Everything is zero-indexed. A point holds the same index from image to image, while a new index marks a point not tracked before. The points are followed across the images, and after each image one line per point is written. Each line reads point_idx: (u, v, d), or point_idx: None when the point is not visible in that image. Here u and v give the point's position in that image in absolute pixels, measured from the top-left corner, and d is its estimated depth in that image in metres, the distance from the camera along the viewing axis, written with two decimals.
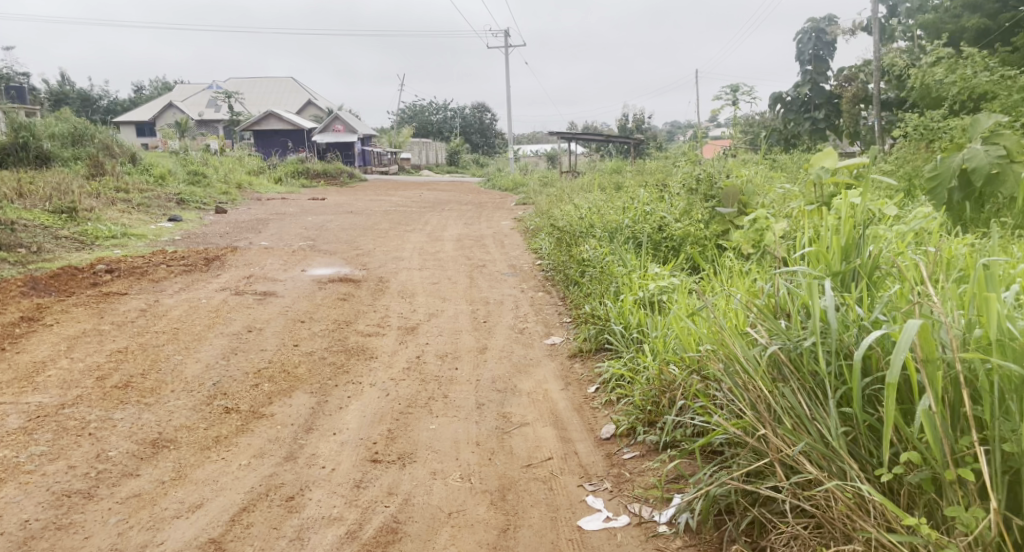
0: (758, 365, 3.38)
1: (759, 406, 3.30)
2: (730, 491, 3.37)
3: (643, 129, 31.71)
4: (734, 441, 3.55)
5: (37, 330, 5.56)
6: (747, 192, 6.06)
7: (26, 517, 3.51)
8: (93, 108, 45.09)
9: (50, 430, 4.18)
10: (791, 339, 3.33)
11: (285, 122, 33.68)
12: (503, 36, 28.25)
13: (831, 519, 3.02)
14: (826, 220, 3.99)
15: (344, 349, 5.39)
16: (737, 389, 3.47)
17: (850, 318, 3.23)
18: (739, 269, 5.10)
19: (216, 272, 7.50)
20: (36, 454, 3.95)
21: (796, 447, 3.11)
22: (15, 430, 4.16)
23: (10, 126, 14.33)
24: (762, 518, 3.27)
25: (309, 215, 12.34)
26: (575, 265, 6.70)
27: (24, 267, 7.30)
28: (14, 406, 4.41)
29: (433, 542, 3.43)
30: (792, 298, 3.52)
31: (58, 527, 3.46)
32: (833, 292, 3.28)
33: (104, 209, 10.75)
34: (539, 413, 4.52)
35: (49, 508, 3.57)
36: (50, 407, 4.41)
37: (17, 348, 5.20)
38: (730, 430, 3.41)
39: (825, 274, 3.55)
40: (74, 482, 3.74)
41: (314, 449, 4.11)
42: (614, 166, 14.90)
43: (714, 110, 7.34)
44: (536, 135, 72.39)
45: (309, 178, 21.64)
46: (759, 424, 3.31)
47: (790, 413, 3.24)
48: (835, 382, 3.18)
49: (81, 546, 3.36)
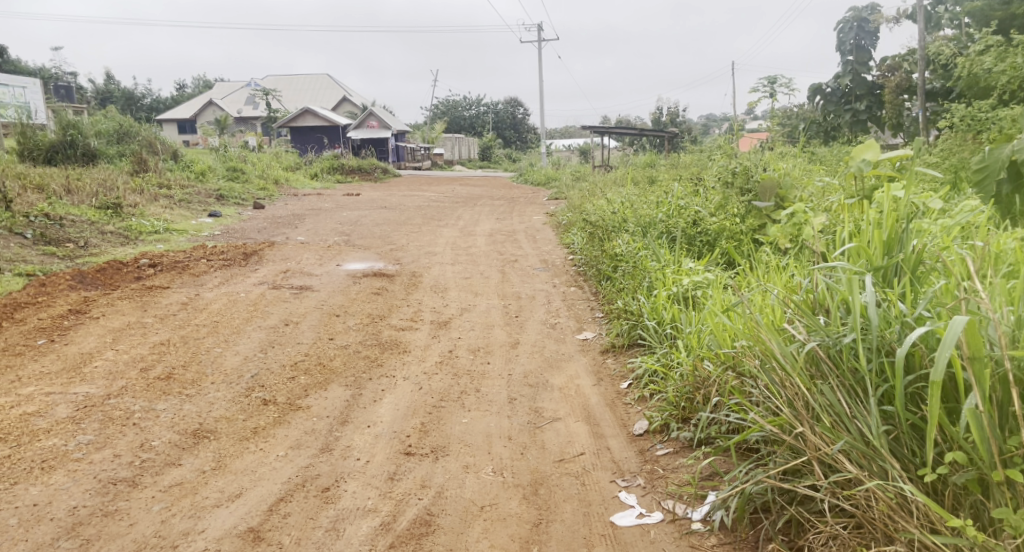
0: (796, 361, 3.34)
1: (796, 403, 3.26)
2: (767, 489, 3.33)
3: (678, 123, 31.31)
4: (770, 439, 3.49)
5: (84, 322, 5.67)
6: (785, 184, 5.87)
7: (74, 504, 3.58)
8: (138, 105, 45.92)
9: (97, 419, 4.26)
10: (831, 335, 3.30)
11: (322, 118, 34.07)
12: (537, 30, 28.17)
13: (872, 520, 2.97)
14: (868, 215, 3.93)
15: (377, 343, 5.42)
16: (774, 386, 3.42)
17: (893, 315, 3.17)
18: (776, 265, 5.00)
19: (255, 266, 7.59)
20: (83, 443, 4.03)
21: (835, 446, 3.06)
22: (64, 419, 4.25)
23: (59, 124, 14.62)
24: (800, 517, 3.22)
25: (345, 211, 12.43)
26: (608, 260, 6.65)
27: (72, 262, 7.46)
28: (62, 396, 4.50)
29: (466, 536, 3.44)
30: (831, 293, 3.48)
31: (105, 514, 3.52)
32: (875, 287, 3.24)
33: (148, 205, 10.94)
34: (572, 409, 4.50)
35: (96, 495, 3.64)
36: (97, 398, 4.49)
37: (65, 340, 5.31)
38: (766, 427, 3.35)
39: (867, 270, 3.48)
40: (119, 471, 3.81)
41: (349, 441, 4.14)
42: (650, 159, 14.74)
43: (751, 103, 7.23)
44: (569, 132, 72.12)
45: (345, 173, 21.73)
46: (797, 422, 3.26)
47: (829, 411, 3.19)
48: (876, 380, 3.13)
49: (125, 533, 3.42)
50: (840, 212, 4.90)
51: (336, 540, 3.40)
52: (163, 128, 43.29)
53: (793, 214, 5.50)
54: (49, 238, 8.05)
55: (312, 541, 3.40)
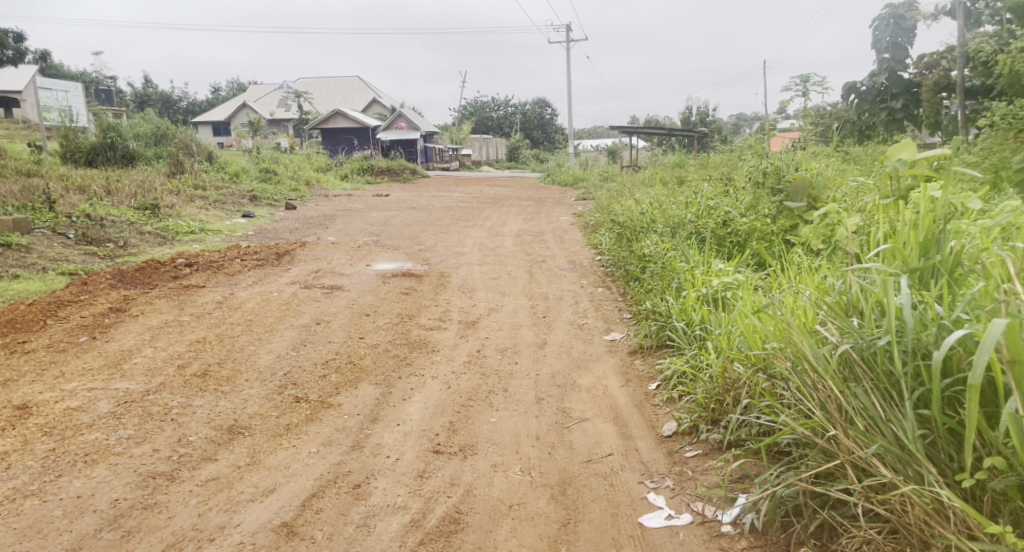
0: (828, 364, 3.33)
1: (829, 406, 3.25)
2: (799, 493, 3.32)
3: (707, 122, 31.09)
4: (802, 442, 3.48)
5: (124, 320, 5.78)
6: (817, 185, 5.93)
7: (116, 496, 3.65)
8: (173, 108, 46.61)
9: (137, 414, 4.34)
10: (864, 337, 3.28)
11: (352, 120, 34.37)
12: (566, 31, 28.14)
13: (908, 525, 2.96)
14: (903, 215, 3.90)
15: (407, 342, 5.46)
16: (807, 389, 3.41)
17: (929, 317, 3.15)
18: (808, 265, 4.97)
19: (287, 266, 7.68)
20: (124, 437, 4.11)
21: (870, 450, 3.05)
22: (106, 414, 4.34)
23: (100, 127, 14.86)
24: (833, 521, 3.20)
25: (374, 211, 12.54)
26: (636, 261, 6.62)
27: (111, 261, 7.61)
28: (103, 391, 4.60)
29: (495, 534, 3.46)
30: (866, 295, 3.46)
31: (145, 506, 3.59)
32: (910, 290, 3.21)
33: (184, 206, 11.12)
34: (599, 410, 4.51)
35: (136, 488, 3.71)
36: (136, 393, 4.58)
37: (105, 337, 5.42)
38: (798, 430, 3.34)
39: (902, 272, 3.45)
40: (159, 464, 3.88)
41: (379, 439, 4.18)
42: (679, 158, 14.68)
43: (784, 101, 7.20)
44: (596, 131, 72.03)
45: (373, 174, 21.91)
46: (829, 425, 3.25)
47: (863, 414, 3.18)
48: (911, 383, 3.10)
49: (165, 525, 3.48)
50: (875, 213, 4.88)
51: (368, 536, 3.44)
52: (197, 130, 43.90)
53: (826, 215, 5.48)
54: (90, 238, 8.22)
55: (343, 536, 3.44)
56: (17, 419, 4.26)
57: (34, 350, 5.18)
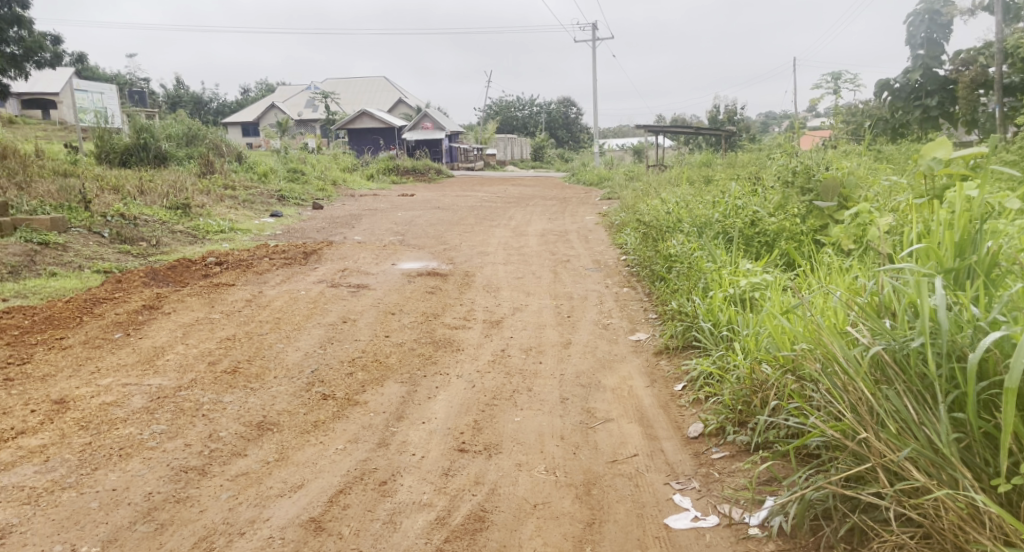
0: (859, 366, 3.29)
1: (861, 408, 3.22)
2: (829, 496, 3.28)
3: (735, 120, 30.84)
4: (831, 444, 3.44)
5: (157, 317, 5.85)
6: (848, 184, 5.85)
7: (149, 489, 3.70)
8: (203, 109, 47.16)
9: (169, 409, 4.39)
10: (896, 339, 3.25)
11: (378, 120, 34.57)
12: (592, 30, 28.08)
13: (942, 530, 2.92)
14: (938, 215, 3.85)
15: (432, 341, 5.48)
16: (836, 391, 3.38)
17: (964, 319, 3.11)
18: (839, 266, 4.91)
19: (314, 265, 7.74)
20: (156, 432, 4.16)
21: (902, 453, 3.02)
22: (139, 409, 4.39)
23: (133, 128, 15.08)
24: (864, 526, 3.17)
25: (400, 211, 12.61)
26: (662, 260, 6.58)
27: (144, 260, 7.71)
28: (137, 387, 4.66)
29: (520, 533, 3.47)
30: (898, 296, 3.42)
31: (176, 500, 3.64)
32: (945, 291, 3.17)
33: (215, 206, 11.24)
34: (624, 410, 4.50)
35: (168, 482, 3.76)
36: (168, 389, 4.64)
37: (139, 334, 5.49)
38: (828, 432, 3.31)
39: (937, 272, 3.40)
40: (190, 459, 3.93)
41: (404, 436, 4.20)
42: (706, 157, 14.57)
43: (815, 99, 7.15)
44: (621, 130, 71.84)
45: (399, 174, 22.03)
46: (860, 428, 3.22)
47: (895, 417, 3.14)
48: (945, 386, 3.07)
49: (196, 519, 3.52)
50: (909, 213, 4.81)
51: (393, 533, 3.46)
52: (227, 131, 44.36)
53: (858, 214, 5.42)
54: (124, 237, 8.33)
55: (369, 533, 3.46)
56: (55, 413, 4.33)
57: (70, 346, 5.26)
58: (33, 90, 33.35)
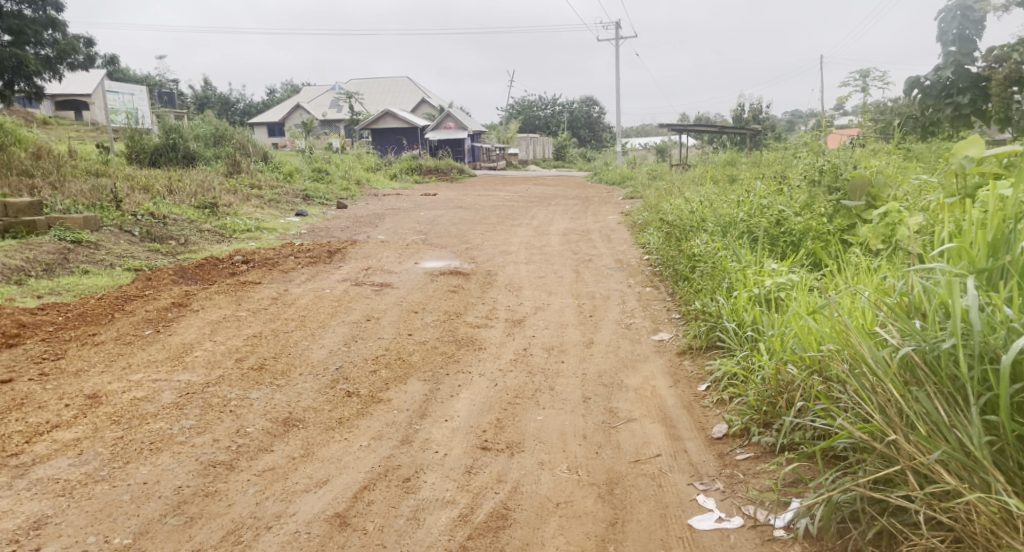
0: (888, 367, 3.28)
1: (890, 410, 3.20)
2: (856, 498, 3.26)
3: (760, 119, 30.62)
4: (859, 446, 3.42)
5: (186, 315, 5.93)
6: (876, 182, 5.81)
7: (179, 483, 3.75)
8: (230, 109, 47.64)
9: (198, 405, 4.45)
10: (927, 340, 3.23)
11: (402, 120, 34.75)
12: (616, 29, 28.02)
13: (972, 534, 2.91)
14: (970, 214, 3.82)
15: (454, 340, 5.51)
16: (864, 392, 3.36)
17: (997, 320, 3.10)
18: (866, 266, 4.87)
19: (339, 263, 7.80)
20: (186, 427, 4.22)
21: (932, 456, 3.01)
22: (169, 404, 4.46)
23: (162, 129, 15.28)
24: (892, 529, 3.15)
25: (423, 210, 12.66)
26: (686, 260, 6.56)
27: (173, 258, 7.82)
28: (166, 383, 4.73)
29: (542, 531, 3.48)
30: (929, 297, 3.40)
31: (206, 494, 3.69)
32: (978, 291, 3.16)
33: (241, 205, 11.37)
34: (647, 410, 4.50)
35: (198, 476, 3.81)
36: (197, 385, 4.70)
37: (168, 331, 5.57)
38: (856, 435, 3.29)
39: (969, 272, 3.38)
40: (218, 454, 3.98)
41: (427, 434, 4.23)
42: (730, 156, 14.50)
43: (842, 97, 7.13)
44: (644, 129, 71.63)
45: (421, 174, 22.14)
46: (889, 430, 3.20)
47: (925, 419, 3.13)
48: (977, 388, 3.06)
49: (225, 513, 3.57)
50: (939, 212, 4.77)
51: (417, 529, 3.49)
52: (253, 131, 44.78)
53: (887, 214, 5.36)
54: (153, 236, 8.45)
55: (393, 529, 3.49)
56: (88, 407, 4.41)
57: (102, 342, 5.35)
58: (66, 91, 33.87)
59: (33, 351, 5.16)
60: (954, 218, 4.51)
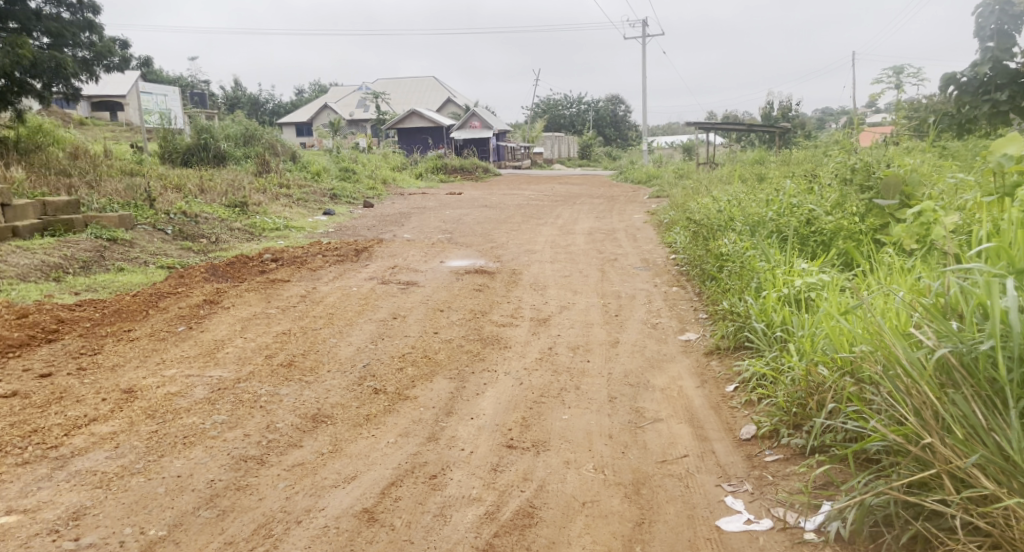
0: (924, 369, 3.26)
1: (925, 413, 3.17)
2: (890, 502, 3.22)
3: (790, 117, 30.32)
4: (892, 449, 3.38)
5: (217, 312, 6.00)
6: (910, 181, 5.65)
7: (212, 477, 3.80)
8: (260, 109, 48.08)
9: (229, 400, 4.50)
10: (964, 342, 3.20)
11: (429, 119, 34.88)
12: (644, 27, 27.89)
13: (1011, 539, 2.88)
14: (1008, 214, 3.79)
15: (480, 338, 5.52)
16: (898, 394, 3.33)
17: None
18: (900, 266, 4.79)
19: (366, 262, 7.85)
20: (218, 422, 4.26)
21: (970, 459, 2.99)
22: (201, 400, 4.51)
23: (194, 129, 15.45)
24: (927, 534, 3.10)
25: (448, 209, 12.69)
26: (713, 259, 6.51)
27: (205, 256, 7.91)
28: (199, 378, 4.79)
29: (569, 530, 3.48)
30: (966, 298, 3.38)
31: (238, 487, 3.73)
32: (1018, 293, 3.15)
33: (271, 204, 11.47)
34: (673, 410, 4.48)
35: (229, 470, 3.85)
36: (229, 381, 4.75)
37: (200, 328, 5.64)
38: (890, 437, 3.26)
39: (1007, 273, 3.36)
40: (249, 449, 4.03)
41: (454, 431, 4.24)
42: (758, 155, 14.38)
43: (877, 94, 7.03)
44: (671, 127, 71.27)
45: (447, 173, 22.20)
46: (924, 432, 3.17)
47: (962, 422, 3.11)
48: (1017, 391, 3.05)
49: (256, 507, 3.61)
50: (976, 212, 4.70)
51: (444, 526, 3.50)
52: (282, 131, 45.17)
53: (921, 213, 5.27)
54: (185, 235, 8.55)
55: (420, 525, 3.51)
56: (124, 402, 4.47)
57: (137, 338, 5.42)
58: (102, 92, 34.43)
59: (71, 347, 5.24)
60: (992, 217, 4.43)
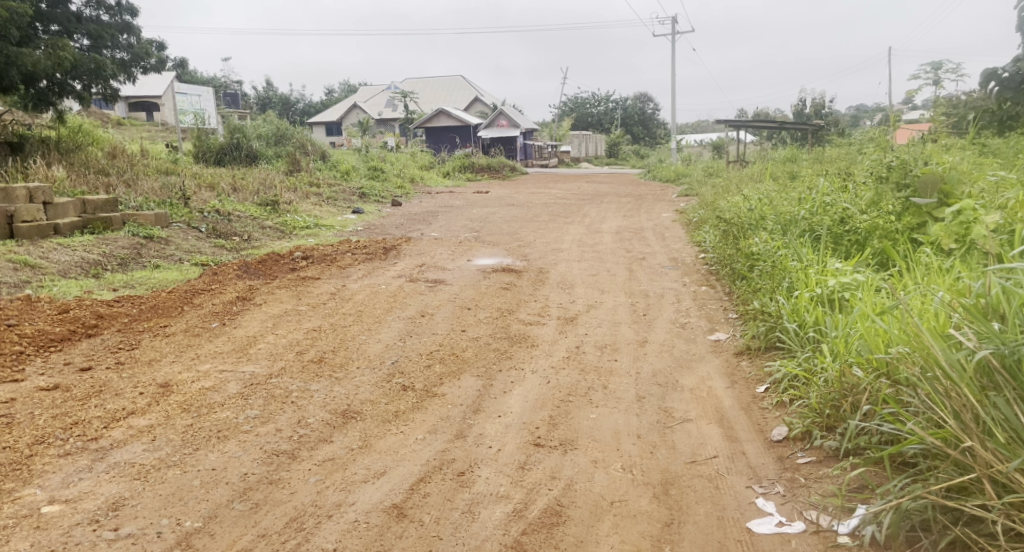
0: (964, 371, 3.20)
1: (966, 416, 3.12)
2: (928, 507, 3.15)
3: (822, 114, 29.95)
4: (930, 453, 3.32)
5: (250, 308, 6.03)
6: (949, 179, 5.63)
7: (245, 470, 3.81)
8: (291, 109, 48.46)
9: (262, 396, 4.52)
10: (1006, 343, 3.15)
11: (458, 118, 34.94)
12: (673, 24, 27.71)
13: None
14: None
15: (507, 337, 5.50)
16: (937, 397, 3.27)
17: None
18: (938, 266, 4.70)
19: (394, 260, 7.86)
20: (251, 416, 4.28)
21: (1013, 464, 2.93)
22: (234, 394, 4.54)
23: (227, 128, 15.59)
24: (966, 539, 3.03)
25: (475, 208, 12.69)
26: (744, 259, 6.42)
27: (238, 253, 7.97)
28: (232, 373, 4.81)
29: (598, 529, 3.45)
30: (1007, 298, 3.32)
31: (270, 481, 3.74)
32: None
33: (301, 202, 11.54)
34: (703, 410, 4.42)
35: (262, 464, 3.86)
36: (261, 376, 4.77)
37: (233, 324, 5.67)
38: (929, 440, 3.19)
39: None
40: (281, 443, 4.03)
41: (481, 429, 4.22)
42: (790, 152, 14.22)
43: (914, 90, 6.92)
44: (700, 126, 70.83)
45: (475, 171, 22.23)
46: (964, 436, 3.11)
47: (1004, 426, 3.05)
48: None
49: (288, 500, 3.62)
50: (1017, 210, 4.60)
51: (472, 522, 3.48)
52: (311, 130, 45.50)
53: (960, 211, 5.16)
54: (218, 233, 8.62)
55: (449, 521, 3.49)
56: (160, 396, 4.51)
57: (173, 333, 5.47)
58: (138, 93, 34.92)
59: (110, 342, 5.30)
60: None
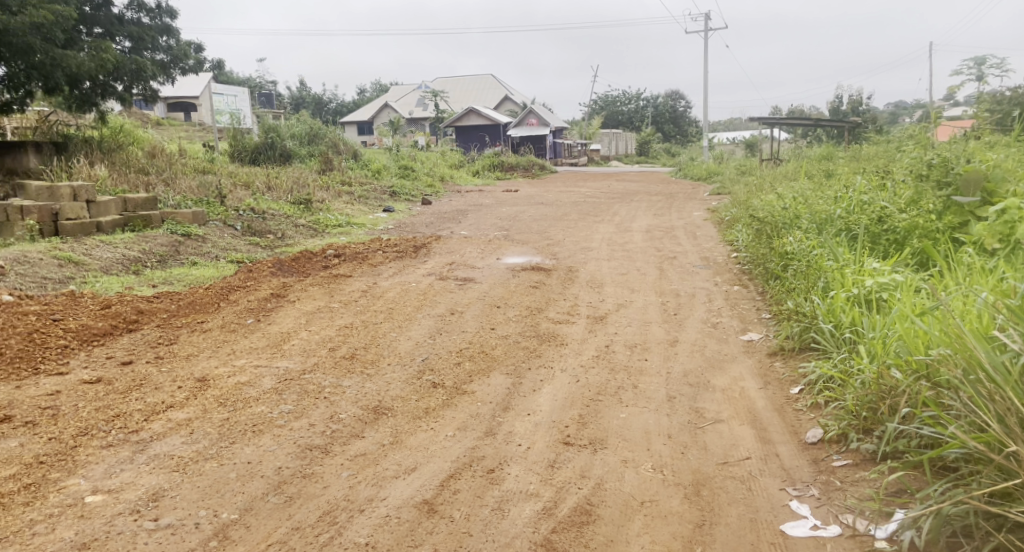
0: (1008, 374, 3.13)
1: (1010, 419, 3.04)
2: (969, 512, 3.08)
3: (856, 111, 29.55)
4: (971, 457, 3.24)
5: (284, 305, 6.04)
6: (993, 177, 5.55)
7: (280, 464, 3.80)
8: (321, 109, 48.74)
9: (296, 391, 4.51)
10: None
11: (485, 117, 34.96)
12: (705, 20, 27.49)
13: None
14: None
15: (536, 335, 5.46)
16: (980, 400, 3.20)
17: None
18: (980, 266, 4.61)
19: (423, 258, 7.85)
20: (285, 412, 4.27)
21: None
22: (269, 389, 4.53)
23: (262, 128, 15.70)
24: (1009, 546, 2.96)
25: (506, 207, 12.67)
26: (778, 258, 6.33)
27: (273, 251, 8.00)
28: (268, 368, 4.81)
29: (628, 529, 3.40)
30: None
31: (303, 476, 3.73)
32: None
33: (332, 200, 11.57)
34: (734, 411, 4.36)
35: (296, 458, 3.85)
36: (295, 372, 4.77)
37: (268, 320, 5.68)
38: (970, 444, 3.12)
39: None
40: (314, 438, 4.02)
41: (511, 427, 4.19)
42: (826, 150, 14.02)
43: (955, 87, 6.80)
44: (727, 124, 70.30)
45: (504, 170, 22.20)
46: (1008, 439, 3.04)
47: None
48: None
49: (321, 494, 3.60)
50: None
51: (502, 520, 3.45)
52: (340, 130, 45.75)
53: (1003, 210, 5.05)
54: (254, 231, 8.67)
55: (480, 518, 3.46)
56: (199, 389, 4.52)
57: (209, 329, 5.48)
58: (177, 93, 35.34)
59: (150, 336, 5.32)
60: None
